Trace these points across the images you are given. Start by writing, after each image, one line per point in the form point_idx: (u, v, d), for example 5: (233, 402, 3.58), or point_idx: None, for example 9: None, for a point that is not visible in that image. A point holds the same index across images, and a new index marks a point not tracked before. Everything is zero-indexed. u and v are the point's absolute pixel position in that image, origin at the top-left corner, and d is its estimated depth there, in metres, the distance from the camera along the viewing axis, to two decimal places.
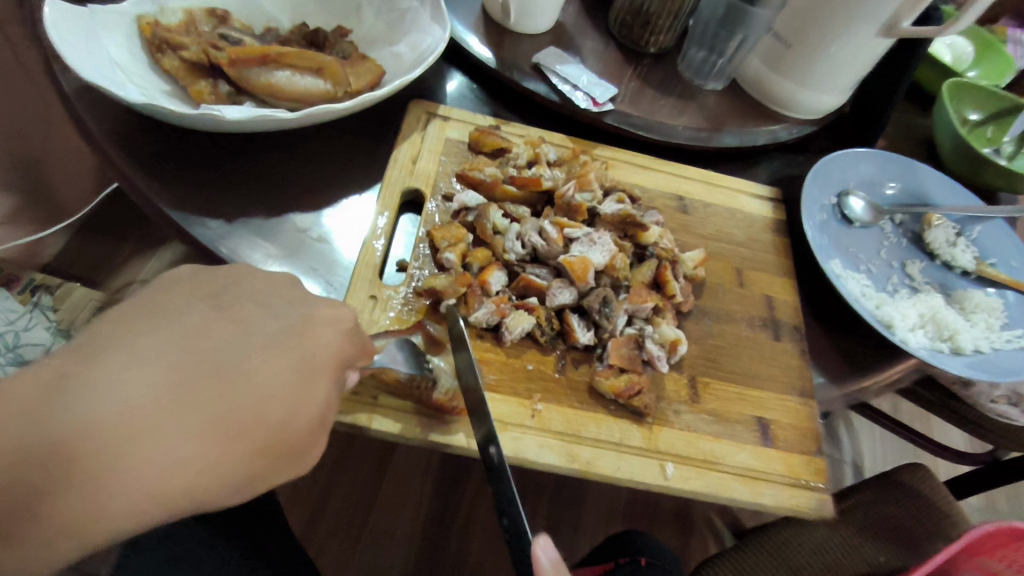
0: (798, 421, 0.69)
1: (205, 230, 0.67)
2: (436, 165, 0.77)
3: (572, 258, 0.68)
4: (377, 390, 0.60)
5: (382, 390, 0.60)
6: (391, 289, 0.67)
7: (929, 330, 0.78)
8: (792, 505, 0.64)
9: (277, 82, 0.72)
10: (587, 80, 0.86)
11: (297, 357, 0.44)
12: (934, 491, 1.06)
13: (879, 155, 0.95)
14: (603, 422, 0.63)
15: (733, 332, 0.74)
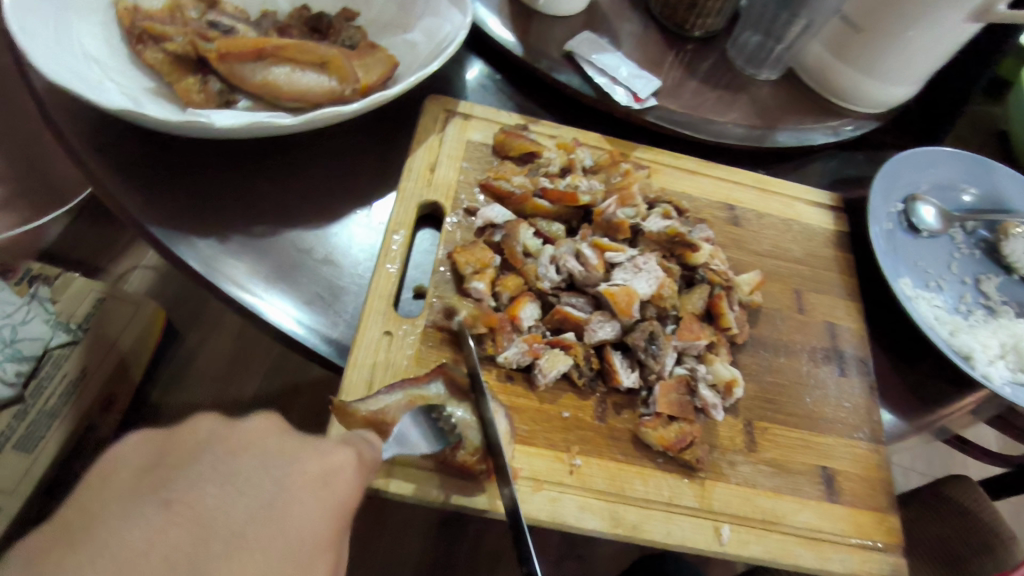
0: (865, 471, 0.62)
1: (195, 254, 0.59)
2: (457, 173, 0.68)
3: (614, 288, 0.59)
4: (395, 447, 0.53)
5: None
6: (408, 324, 0.59)
7: (1012, 361, 0.69)
8: (862, 572, 0.57)
9: (276, 80, 0.63)
10: (627, 73, 0.76)
11: (284, 539, 0.33)
12: (980, 505, 0.97)
13: (951, 155, 0.84)
14: (651, 477, 0.56)
15: (792, 366, 0.66)
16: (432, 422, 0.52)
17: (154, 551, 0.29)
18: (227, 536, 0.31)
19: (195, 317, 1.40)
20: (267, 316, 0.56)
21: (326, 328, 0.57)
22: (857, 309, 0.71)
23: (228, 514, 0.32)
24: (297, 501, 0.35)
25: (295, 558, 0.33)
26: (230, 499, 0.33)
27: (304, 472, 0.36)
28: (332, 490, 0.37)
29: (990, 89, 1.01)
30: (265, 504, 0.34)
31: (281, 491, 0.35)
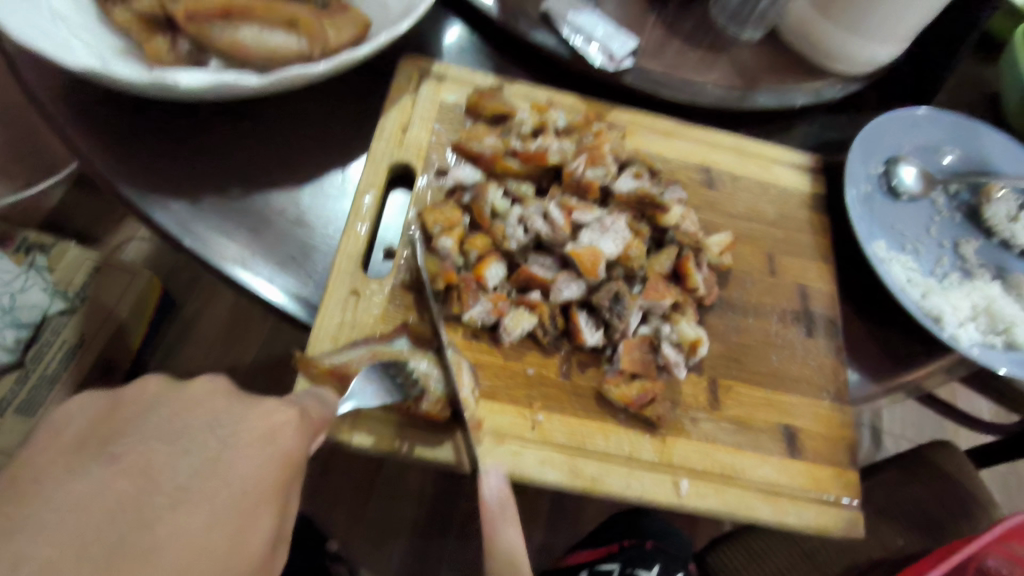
0: (828, 429, 0.63)
1: (167, 214, 0.60)
2: (429, 134, 0.68)
3: (580, 249, 0.60)
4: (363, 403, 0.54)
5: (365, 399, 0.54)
6: (376, 284, 0.59)
7: (982, 323, 0.69)
8: (818, 525, 0.58)
9: (244, 40, 0.62)
10: (604, 32, 0.74)
11: (229, 491, 0.37)
12: (962, 467, 0.99)
13: (936, 117, 0.83)
14: (612, 433, 0.57)
15: (760, 327, 0.66)
16: (389, 376, 0.53)
17: (99, 498, 0.33)
18: (169, 490, 0.35)
19: (190, 284, 1.41)
20: (237, 276, 0.57)
21: (295, 287, 0.59)
22: (830, 272, 0.71)
23: (170, 472, 0.36)
24: (237, 458, 0.38)
25: (241, 508, 0.37)
26: (175, 454, 0.37)
27: (249, 431, 0.40)
28: (278, 444, 0.40)
29: (982, 49, 0.99)
30: (209, 457, 0.37)
31: (225, 446, 0.38)
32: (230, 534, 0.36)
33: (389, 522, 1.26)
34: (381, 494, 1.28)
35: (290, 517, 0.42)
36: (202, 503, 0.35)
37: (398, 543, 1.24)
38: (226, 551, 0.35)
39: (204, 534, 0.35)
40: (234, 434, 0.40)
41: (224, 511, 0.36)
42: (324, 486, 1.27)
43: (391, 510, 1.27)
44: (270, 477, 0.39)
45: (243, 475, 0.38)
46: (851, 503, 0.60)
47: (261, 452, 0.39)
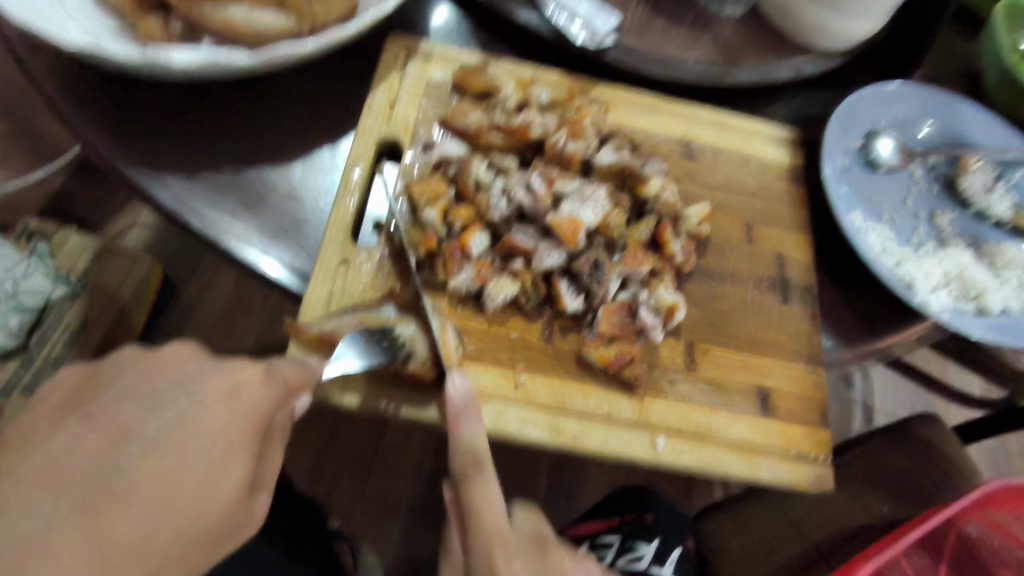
0: (802, 390, 0.65)
1: (163, 188, 0.62)
2: (416, 111, 0.70)
3: (560, 218, 0.62)
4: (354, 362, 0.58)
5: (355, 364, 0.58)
6: (365, 253, 0.62)
7: (955, 289, 0.71)
8: (789, 480, 0.61)
9: (233, 19, 0.64)
10: (587, 8, 0.76)
11: (197, 442, 0.42)
12: (940, 434, 1.03)
13: (911, 91, 0.85)
14: (592, 393, 0.60)
15: (738, 294, 0.69)
16: (374, 342, 0.56)
17: (77, 451, 0.38)
18: (143, 441, 0.40)
19: (191, 270, 1.44)
20: (230, 247, 0.59)
21: (287, 257, 0.61)
22: (808, 241, 0.73)
23: (142, 426, 0.41)
24: (206, 409, 0.43)
25: (210, 457, 0.42)
26: (146, 412, 0.42)
27: (216, 388, 0.44)
28: (241, 400, 0.45)
29: (963, 23, 1.00)
30: (178, 415, 0.42)
31: (194, 403, 0.43)
32: (199, 479, 0.41)
33: (391, 499, 1.30)
34: (381, 471, 1.31)
35: (267, 463, 0.47)
36: (173, 452, 0.41)
37: (398, 519, 1.28)
38: (199, 489, 0.41)
39: (177, 478, 0.40)
40: (208, 395, 0.44)
41: (194, 458, 0.41)
42: (326, 467, 1.30)
43: (392, 486, 1.30)
44: (240, 428, 0.44)
45: (209, 425, 0.43)
46: (822, 459, 0.63)
47: (227, 409, 0.44)
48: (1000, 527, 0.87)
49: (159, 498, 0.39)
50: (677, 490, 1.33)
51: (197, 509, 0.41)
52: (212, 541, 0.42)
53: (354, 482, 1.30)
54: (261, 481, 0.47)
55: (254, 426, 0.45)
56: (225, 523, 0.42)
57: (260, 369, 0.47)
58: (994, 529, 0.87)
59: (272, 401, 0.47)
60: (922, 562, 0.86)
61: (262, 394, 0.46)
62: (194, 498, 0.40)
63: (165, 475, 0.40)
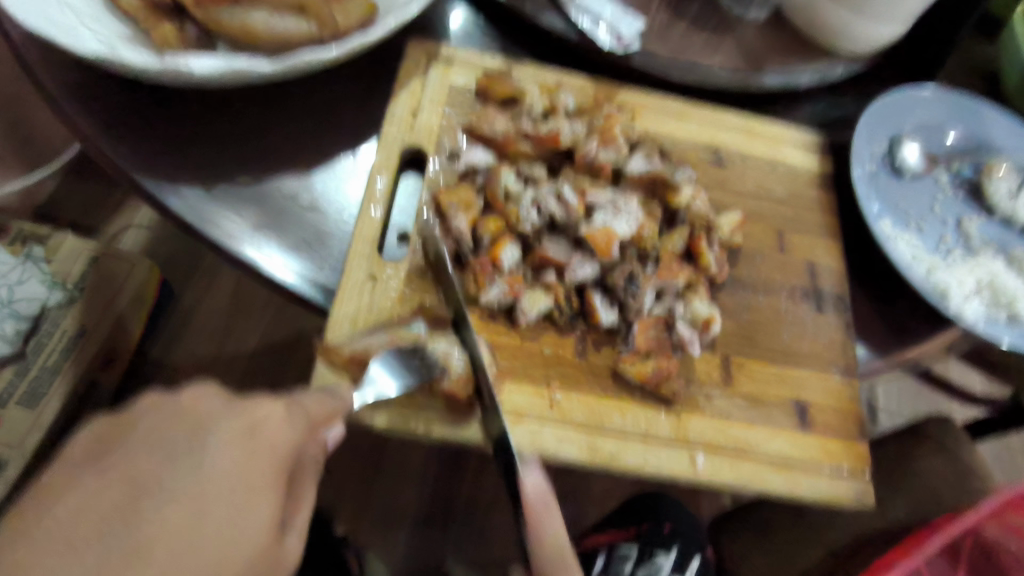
0: (841, 404, 0.64)
1: (180, 201, 0.59)
2: (439, 118, 0.68)
3: (594, 230, 0.60)
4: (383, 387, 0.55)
5: None
6: (392, 267, 0.60)
7: (986, 297, 0.70)
8: (828, 496, 0.60)
9: (252, 23, 0.62)
10: (610, 13, 0.75)
11: (217, 485, 0.37)
12: (959, 443, 1.01)
13: (937, 96, 0.84)
14: (629, 410, 0.58)
15: (771, 304, 0.67)
16: (410, 363, 0.55)
17: (89, 511, 0.33)
18: (160, 492, 0.35)
19: (192, 274, 1.41)
20: (252, 261, 0.57)
21: (312, 271, 0.59)
22: (840, 251, 0.72)
23: (158, 475, 0.36)
24: (222, 452, 0.38)
25: (233, 500, 0.37)
26: (160, 458, 0.37)
27: (231, 426, 0.39)
28: (261, 436, 0.40)
29: (983, 27, 0.99)
30: (193, 459, 0.37)
31: (209, 444, 0.38)
32: (224, 527, 0.36)
33: (394, 509, 1.27)
34: (387, 480, 1.29)
35: (298, 506, 0.43)
36: (194, 504, 0.35)
37: (402, 529, 1.26)
38: (225, 541, 0.36)
39: (198, 527, 0.35)
40: (227, 433, 0.39)
41: (215, 507, 0.36)
42: (332, 477, 1.28)
43: (397, 496, 1.28)
44: (262, 468, 0.39)
45: (228, 469, 0.37)
46: (860, 475, 0.62)
47: (245, 448, 0.39)
48: (1018, 531, 0.85)
49: (183, 555, 0.34)
50: (689, 495, 1.33)
51: (226, 556, 0.35)
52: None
53: (359, 491, 1.28)
54: (293, 524, 0.42)
55: (281, 461, 0.40)
56: (260, 572, 0.37)
57: (282, 402, 0.43)
58: (1011, 533, 0.86)
59: (299, 433, 0.42)
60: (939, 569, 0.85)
61: (286, 427, 0.41)
62: (218, 548, 0.35)
63: (186, 525, 0.35)
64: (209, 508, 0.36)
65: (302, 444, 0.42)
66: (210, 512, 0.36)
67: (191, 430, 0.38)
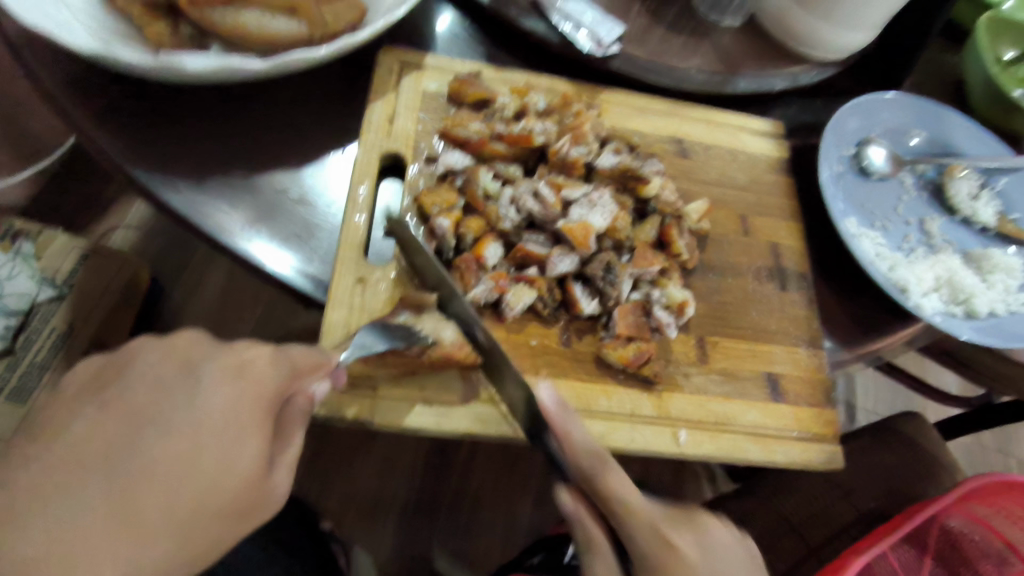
0: (807, 373, 0.68)
1: (174, 194, 0.61)
2: (415, 123, 0.70)
3: (572, 224, 0.63)
4: (376, 380, 0.57)
5: (380, 380, 0.58)
6: (380, 271, 0.62)
7: (945, 293, 0.74)
8: (804, 461, 0.64)
9: (245, 24, 0.64)
10: (592, 17, 0.77)
11: (209, 418, 0.40)
12: (927, 438, 1.06)
13: (901, 101, 0.88)
14: (614, 393, 0.61)
15: (740, 286, 0.71)
16: (390, 330, 0.56)
17: (98, 434, 0.37)
18: (158, 422, 0.39)
19: (182, 270, 1.42)
20: (245, 251, 0.59)
21: (303, 264, 0.61)
22: (799, 232, 0.76)
23: (155, 406, 0.39)
24: (215, 390, 0.40)
25: (223, 434, 0.40)
26: (158, 392, 0.40)
27: (221, 367, 0.42)
28: (248, 378, 0.42)
29: (949, 37, 1.04)
30: (187, 395, 0.40)
31: (202, 382, 0.41)
32: (216, 456, 0.39)
33: (383, 500, 1.30)
34: (377, 472, 1.31)
35: (286, 443, 0.45)
36: (188, 434, 0.39)
37: (389, 519, 1.28)
38: (216, 469, 0.39)
39: (192, 455, 0.38)
40: (219, 373, 0.41)
41: (209, 437, 0.39)
42: (322, 469, 1.30)
43: (387, 488, 1.30)
44: (250, 406, 0.41)
45: (219, 405, 0.40)
46: (831, 441, 0.65)
47: (234, 388, 0.41)
48: (983, 521, 0.90)
49: (178, 478, 0.38)
50: (669, 487, 1.37)
51: (216, 480, 0.39)
52: (235, 517, 0.40)
53: (350, 484, 1.30)
54: (280, 457, 0.44)
55: (266, 401, 0.42)
56: (248, 496, 0.41)
57: (268, 349, 0.45)
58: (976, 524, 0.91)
59: (282, 379, 0.44)
60: (909, 556, 0.89)
61: (271, 372, 0.43)
62: (210, 473, 0.39)
63: (180, 451, 0.38)
64: (202, 439, 0.39)
65: (287, 388, 0.44)
66: (203, 443, 0.39)
67: (183, 371, 0.41)
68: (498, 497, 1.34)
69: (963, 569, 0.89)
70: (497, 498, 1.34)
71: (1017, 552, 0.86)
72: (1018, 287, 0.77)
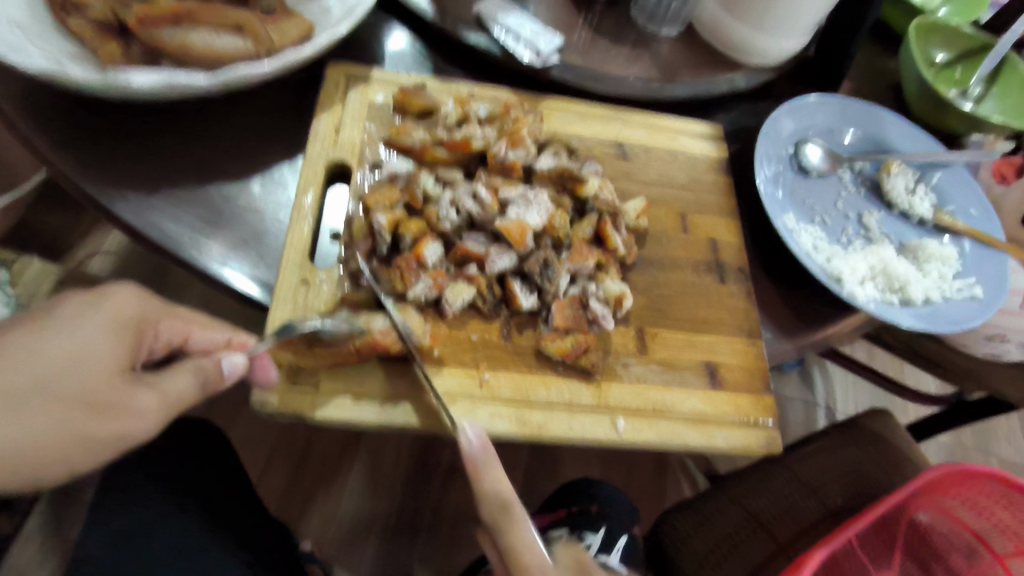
0: (747, 360, 0.70)
1: (124, 204, 0.64)
2: (360, 133, 0.73)
3: (508, 223, 0.65)
4: (317, 377, 0.59)
5: (324, 377, 0.59)
6: (323, 272, 0.64)
7: (880, 282, 0.77)
8: (742, 445, 0.65)
9: (192, 42, 0.68)
10: (531, 30, 0.81)
11: (77, 332, 0.49)
12: (893, 433, 1.08)
13: (832, 102, 0.92)
14: (554, 384, 0.63)
15: (679, 280, 0.73)
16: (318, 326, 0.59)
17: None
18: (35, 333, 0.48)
19: (159, 292, 1.44)
20: (191, 257, 0.61)
21: (250, 268, 0.63)
22: (737, 227, 0.78)
23: (36, 324, 0.49)
24: (80, 310, 0.50)
25: (87, 343, 0.49)
26: (41, 317, 0.50)
27: (88, 297, 0.51)
28: (110, 304, 0.51)
29: (884, 41, 1.09)
30: (59, 316, 0.50)
31: (76, 308, 0.50)
32: (78, 359, 0.48)
33: (364, 518, 1.29)
34: (354, 489, 1.31)
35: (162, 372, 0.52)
36: (55, 340, 0.48)
37: (368, 539, 1.28)
38: (77, 371, 0.48)
39: (60, 357, 0.48)
40: (94, 301, 0.51)
41: (71, 343, 0.48)
42: (300, 488, 1.30)
43: (365, 506, 1.30)
44: (112, 323, 0.51)
45: (82, 323, 0.49)
46: (770, 423, 0.67)
47: (99, 312, 0.51)
48: (949, 513, 0.91)
49: (46, 374, 0.47)
50: (646, 495, 1.37)
51: (80, 380, 0.48)
52: (89, 410, 0.48)
53: (327, 502, 1.30)
54: (154, 380, 0.51)
55: (128, 324, 0.51)
56: (105, 395, 0.49)
57: (136, 288, 0.54)
58: (947, 517, 0.91)
59: (144, 308, 0.53)
60: (880, 549, 0.89)
61: (134, 302, 0.53)
62: (74, 372, 0.48)
63: (50, 355, 0.47)
64: (70, 344, 0.48)
65: (154, 314, 0.54)
66: (71, 346, 0.48)
67: (63, 302, 0.51)
68: (479, 508, 1.34)
69: (935, 563, 0.90)
70: (476, 511, 1.34)
71: (987, 544, 0.88)
72: (954, 275, 0.80)
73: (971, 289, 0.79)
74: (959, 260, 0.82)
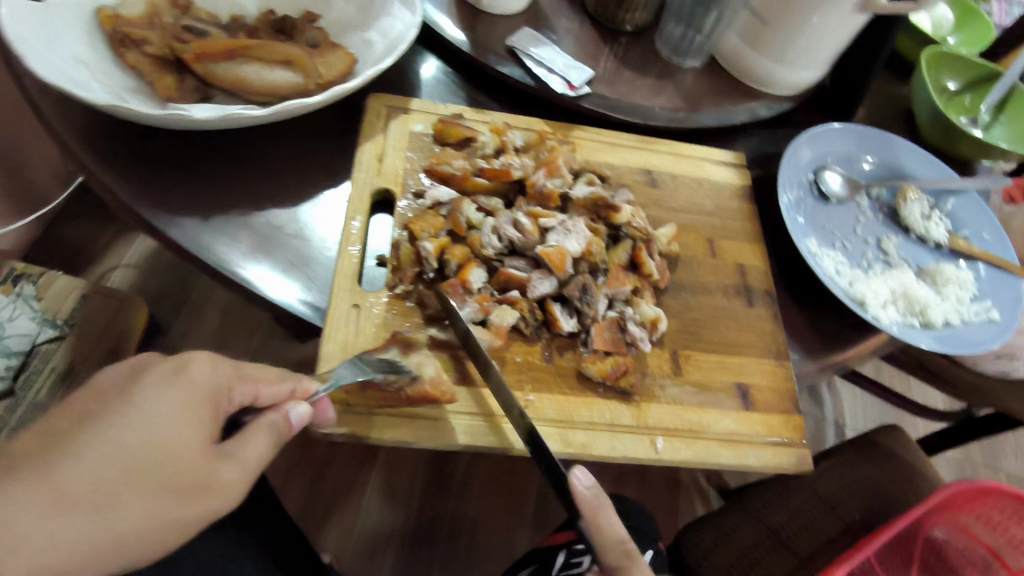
0: (776, 383, 0.72)
1: (181, 231, 0.66)
2: (403, 162, 0.76)
3: (549, 249, 0.68)
4: (371, 404, 0.61)
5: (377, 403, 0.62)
6: (372, 297, 0.67)
7: (902, 306, 0.79)
8: (775, 463, 0.68)
9: (245, 76, 0.71)
10: (563, 63, 0.85)
11: (154, 415, 0.42)
12: (909, 451, 1.10)
13: (849, 130, 0.96)
14: (595, 404, 0.65)
15: (710, 303, 0.76)
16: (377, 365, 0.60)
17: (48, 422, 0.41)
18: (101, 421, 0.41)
19: (182, 306, 1.46)
20: (248, 283, 0.64)
21: (303, 294, 0.66)
22: (762, 252, 0.81)
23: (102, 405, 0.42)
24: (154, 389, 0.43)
25: (168, 426, 0.43)
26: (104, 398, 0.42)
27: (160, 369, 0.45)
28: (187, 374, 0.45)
29: (894, 70, 1.13)
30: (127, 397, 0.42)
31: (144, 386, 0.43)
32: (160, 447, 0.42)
33: (382, 533, 1.30)
34: (373, 504, 1.33)
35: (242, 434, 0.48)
36: (130, 427, 0.41)
37: (387, 554, 1.29)
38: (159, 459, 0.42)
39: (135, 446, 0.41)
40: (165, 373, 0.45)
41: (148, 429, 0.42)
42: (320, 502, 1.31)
43: (384, 520, 1.32)
44: (192, 400, 0.45)
45: (157, 402, 0.43)
46: (800, 443, 0.70)
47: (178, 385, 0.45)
48: (966, 530, 0.93)
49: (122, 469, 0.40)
50: (662, 509, 1.39)
51: (169, 462, 0.42)
52: (179, 498, 0.42)
53: (346, 516, 1.31)
54: (238, 452, 0.46)
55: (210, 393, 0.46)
56: (190, 475, 0.43)
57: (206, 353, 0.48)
58: (964, 534, 0.93)
59: (221, 378, 0.47)
60: (899, 566, 0.89)
61: (210, 370, 0.47)
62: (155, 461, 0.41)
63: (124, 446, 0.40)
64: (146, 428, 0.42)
65: (227, 382, 0.48)
66: (146, 432, 0.42)
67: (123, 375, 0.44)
68: (497, 523, 1.35)
69: None
70: (494, 525, 1.35)
71: (1002, 560, 0.89)
72: (971, 298, 0.83)
73: (989, 312, 0.82)
74: (975, 284, 0.85)
